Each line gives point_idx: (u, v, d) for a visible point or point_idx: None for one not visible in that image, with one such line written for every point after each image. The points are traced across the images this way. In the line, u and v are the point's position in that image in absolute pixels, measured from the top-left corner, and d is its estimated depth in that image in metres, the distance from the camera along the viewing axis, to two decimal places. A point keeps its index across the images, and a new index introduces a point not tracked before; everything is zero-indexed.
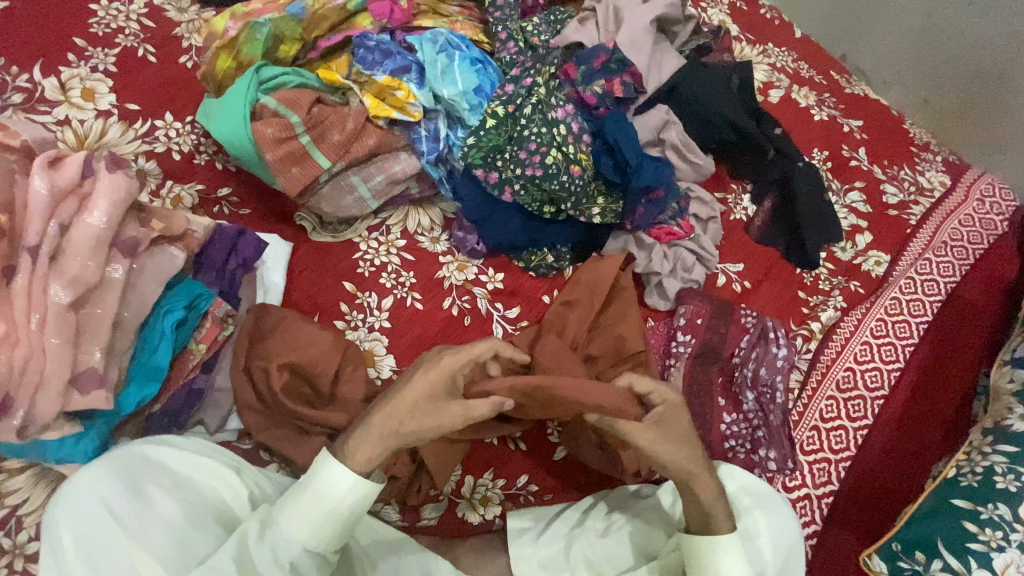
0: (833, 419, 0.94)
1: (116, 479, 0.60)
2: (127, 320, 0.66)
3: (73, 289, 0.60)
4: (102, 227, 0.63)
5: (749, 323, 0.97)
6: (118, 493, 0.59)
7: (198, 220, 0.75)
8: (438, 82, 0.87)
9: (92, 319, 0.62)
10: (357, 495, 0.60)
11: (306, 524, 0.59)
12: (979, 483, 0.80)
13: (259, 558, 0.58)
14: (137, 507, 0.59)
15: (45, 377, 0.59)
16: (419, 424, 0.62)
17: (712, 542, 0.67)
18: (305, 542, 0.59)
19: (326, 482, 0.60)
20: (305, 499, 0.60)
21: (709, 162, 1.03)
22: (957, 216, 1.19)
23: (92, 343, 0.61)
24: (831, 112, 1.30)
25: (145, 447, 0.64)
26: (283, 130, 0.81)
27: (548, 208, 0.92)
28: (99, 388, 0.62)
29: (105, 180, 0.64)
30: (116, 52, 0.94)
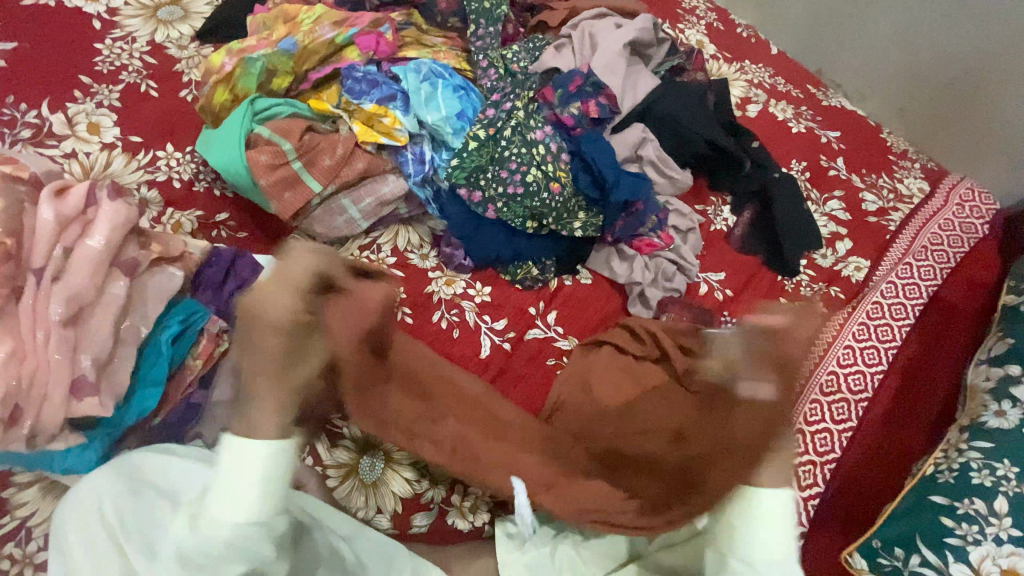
0: (834, 393, 1.00)
1: (111, 481, 0.62)
2: (128, 330, 0.69)
3: (70, 306, 0.63)
4: (101, 249, 0.66)
5: (729, 330, 1.02)
6: (120, 494, 0.61)
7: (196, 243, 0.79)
8: (422, 109, 0.92)
9: (89, 332, 0.65)
10: (268, 455, 0.57)
11: (229, 501, 0.55)
12: (956, 480, 0.80)
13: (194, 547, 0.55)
14: (136, 503, 0.61)
15: (48, 393, 0.62)
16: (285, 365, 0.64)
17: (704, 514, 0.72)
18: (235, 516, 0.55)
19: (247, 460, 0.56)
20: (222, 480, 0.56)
21: (685, 176, 1.09)
22: (936, 221, 1.23)
23: (86, 352, 0.64)
24: (809, 124, 1.35)
25: (140, 454, 0.67)
26: (278, 157, 0.85)
27: (531, 223, 0.95)
28: (94, 395, 0.64)
29: (107, 208, 0.68)
30: (120, 88, 1.01)
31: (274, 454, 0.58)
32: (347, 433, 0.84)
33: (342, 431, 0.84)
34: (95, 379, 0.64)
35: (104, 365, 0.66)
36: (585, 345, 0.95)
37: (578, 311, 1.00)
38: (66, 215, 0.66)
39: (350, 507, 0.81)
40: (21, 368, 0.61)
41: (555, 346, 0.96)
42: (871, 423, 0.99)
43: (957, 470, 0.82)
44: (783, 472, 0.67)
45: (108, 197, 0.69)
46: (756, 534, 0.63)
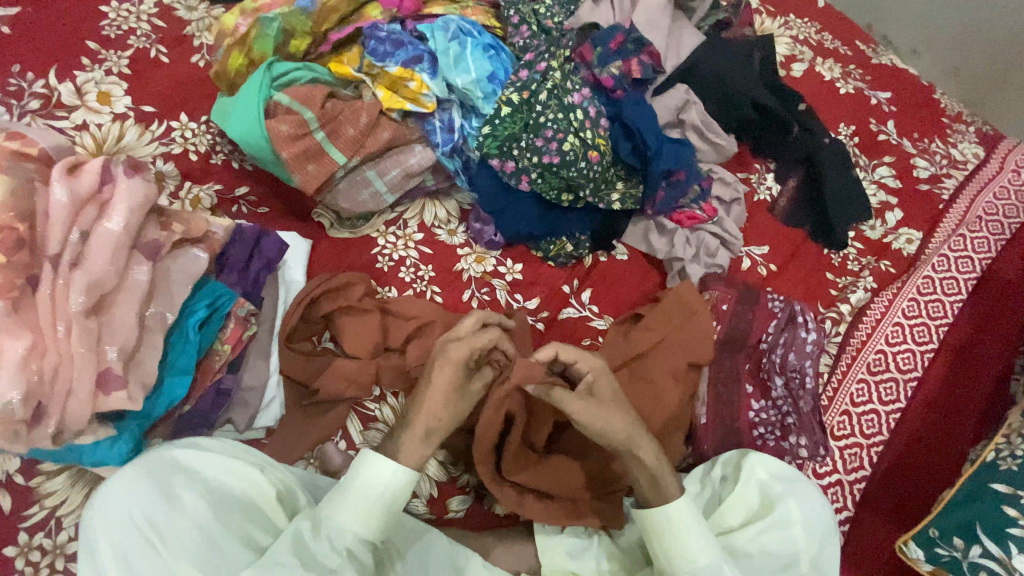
0: (882, 372, 0.95)
1: (148, 490, 0.56)
2: (152, 318, 0.65)
3: (91, 294, 0.59)
4: (121, 232, 0.62)
5: (776, 308, 0.93)
6: (153, 501, 0.56)
7: (218, 221, 0.75)
8: (451, 71, 0.84)
9: (110, 322, 0.61)
10: (398, 483, 0.63)
11: (357, 516, 0.62)
12: (1020, 467, 0.75)
13: (317, 551, 0.60)
14: (170, 512, 0.56)
15: (74, 387, 0.58)
16: (449, 406, 0.68)
17: (665, 522, 0.66)
18: (358, 531, 0.61)
19: (377, 485, 0.62)
20: (348, 500, 0.62)
21: (731, 142, 1.01)
22: (993, 188, 1.14)
23: (110, 343, 0.60)
24: (858, 84, 1.24)
25: (174, 449, 0.61)
26: (300, 126, 0.79)
27: (566, 196, 0.90)
28: (121, 388, 0.60)
29: (123, 185, 0.64)
30: (129, 54, 0.95)
31: (399, 477, 0.63)
32: (379, 415, 0.79)
33: (373, 413, 0.79)
34: (122, 371, 0.61)
35: (130, 356, 0.62)
36: (621, 322, 0.90)
37: (614, 288, 0.95)
38: (80, 195, 0.61)
39: None
40: (42, 364, 0.57)
41: (591, 326, 0.92)
42: (917, 412, 0.93)
43: (1021, 456, 0.76)
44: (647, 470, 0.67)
45: (125, 174, 0.64)
46: (677, 546, 0.65)
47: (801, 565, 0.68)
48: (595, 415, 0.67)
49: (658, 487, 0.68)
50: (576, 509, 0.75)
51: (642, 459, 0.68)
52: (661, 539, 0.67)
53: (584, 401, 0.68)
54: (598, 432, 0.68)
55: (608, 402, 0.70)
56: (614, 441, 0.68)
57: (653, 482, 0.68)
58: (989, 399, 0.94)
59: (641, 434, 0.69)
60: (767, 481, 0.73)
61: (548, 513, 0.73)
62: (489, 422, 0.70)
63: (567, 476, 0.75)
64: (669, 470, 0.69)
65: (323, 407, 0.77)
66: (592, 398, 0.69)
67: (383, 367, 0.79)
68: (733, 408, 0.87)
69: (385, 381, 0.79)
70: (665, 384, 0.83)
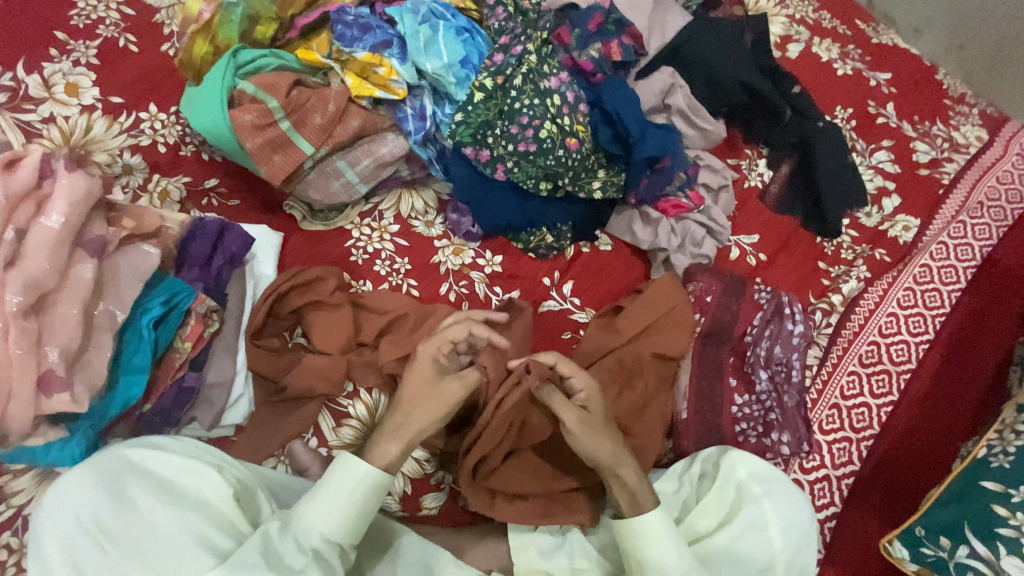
0: (874, 364, 0.92)
1: (95, 489, 0.55)
2: (101, 317, 0.64)
3: (28, 294, 0.59)
4: (59, 229, 0.61)
5: (762, 299, 0.90)
6: (102, 500, 0.54)
7: (172, 217, 0.75)
8: (421, 56, 0.81)
9: (54, 320, 0.61)
10: (370, 479, 0.62)
11: (328, 514, 0.60)
12: (1012, 464, 0.72)
13: (282, 549, 0.57)
14: (120, 512, 0.55)
15: (13, 391, 0.58)
16: (422, 407, 0.67)
17: (639, 532, 0.64)
18: (324, 529, 0.59)
19: (347, 480, 0.61)
20: (318, 496, 0.60)
21: (718, 127, 0.98)
22: (995, 173, 1.10)
23: (52, 343, 0.60)
24: (856, 65, 1.20)
25: (128, 448, 0.60)
26: (263, 117, 0.77)
27: (545, 185, 0.86)
28: (63, 390, 0.60)
29: (63, 181, 0.63)
30: (97, 44, 0.92)
31: (368, 481, 0.61)
32: (352, 412, 0.77)
33: (346, 409, 0.77)
34: (66, 372, 0.60)
35: (74, 357, 0.62)
36: (603, 315, 0.87)
37: (596, 279, 0.92)
38: (16, 192, 0.61)
39: None
40: None
41: (572, 319, 0.89)
42: (910, 405, 0.90)
43: (1014, 453, 0.73)
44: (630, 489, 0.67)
45: (64, 167, 0.64)
46: (652, 556, 0.64)
47: (777, 569, 0.66)
48: (587, 432, 0.67)
49: (636, 504, 0.66)
50: (549, 507, 0.73)
51: (623, 478, 0.67)
52: (637, 549, 0.65)
53: (580, 415, 0.67)
54: (583, 447, 0.67)
55: (597, 423, 0.68)
56: (600, 458, 0.67)
57: (632, 502, 0.66)
58: (986, 393, 0.91)
59: (626, 455, 0.68)
60: (746, 480, 0.71)
61: (520, 513, 0.73)
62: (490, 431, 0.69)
63: (543, 475, 0.74)
64: (646, 485, 0.68)
65: (295, 404, 0.76)
66: (586, 413, 0.68)
67: (354, 364, 0.78)
68: (716, 402, 0.84)
69: (358, 377, 0.77)
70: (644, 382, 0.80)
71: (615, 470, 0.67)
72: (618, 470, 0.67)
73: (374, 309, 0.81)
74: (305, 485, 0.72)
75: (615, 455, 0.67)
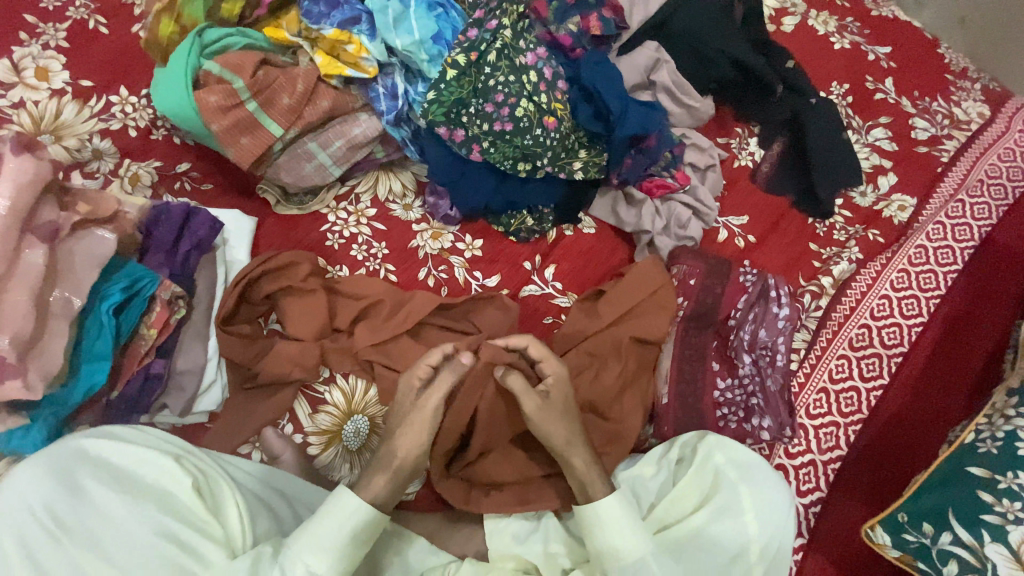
0: (864, 348, 0.90)
1: (50, 480, 0.55)
2: (56, 302, 0.64)
3: None
4: (8, 213, 0.60)
5: (748, 282, 0.88)
6: (58, 492, 0.54)
7: (132, 201, 0.74)
8: (390, 32, 0.78)
9: (5, 306, 0.59)
10: (365, 515, 0.61)
11: (322, 544, 0.58)
12: (999, 450, 0.70)
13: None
14: (77, 504, 0.54)
15: None
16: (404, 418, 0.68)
17: (597, 517, 0.64)
18: (311, 563, 0.57)
19: (345, 516, 0.60)
20: (311, 528, 0.59)
21: (705, 104, 0.95)
22: (996, 150, 1.06)
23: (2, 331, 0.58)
24: (854, 39, 1.15)
25: (82, 439, 0.59)
26: (229, 97, 0.75)
27: (523, 165, 0.83)
28: (16, 377, 0.59)
29: (12, 163, 0.62)
30: (67, 26, 0.89)
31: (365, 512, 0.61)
32: (328, 399, 0.76)
33: (323, 396, 0.76)
34: (19, 360, 0.59)
35: (29, 344, 0.60)
36: (585, 299, 0.85)
37: (579, 263, 0.90)
38: None
39: (334, 474, 0.75)
40: None
41: (553, 303, 0.87)
42: (900, 389, 0.88)
43: (1002, 439, 0.71)
44: (584, 474, 0.66)
45: (13, 150, 0.63)
46: (606, 542, 0.63)
47: (751, 554, 0.66)
48: (545, 417, 0.67)
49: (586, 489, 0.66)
50: (525, 495, 0.73)
51: (573, 464, 0.67)
52: (591, 535, 0.65)
53: (538, 402, 0.68)
54: (539, 431, 0.68)
55: (556, 407, 0.69)
56: (551, 442, 0.68)
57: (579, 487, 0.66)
58: (978, 376, 0.89)
59: (579, 443, 0.68)
60: (722, 466, 0.70)
61: (497, 504, 0.72)
62: (458, 409, 0.71)
63: (516, 462, 0.74)
64: (598, 474, 0.67)
65: (270, 389, 0.75)
66: (547, 400, 0.69)
67: (328, 349, 0.76)
68: (698, 386, 0.83)
69: (333, 364, 0.76)
70: (621, 368, 0.79)
71: (566, 456, 0.67)
72: (565, 455, 0.67)
73: (349, 294, 0.80)
74: (276, 473, 0.70)
75: (564, 442, 0.67)
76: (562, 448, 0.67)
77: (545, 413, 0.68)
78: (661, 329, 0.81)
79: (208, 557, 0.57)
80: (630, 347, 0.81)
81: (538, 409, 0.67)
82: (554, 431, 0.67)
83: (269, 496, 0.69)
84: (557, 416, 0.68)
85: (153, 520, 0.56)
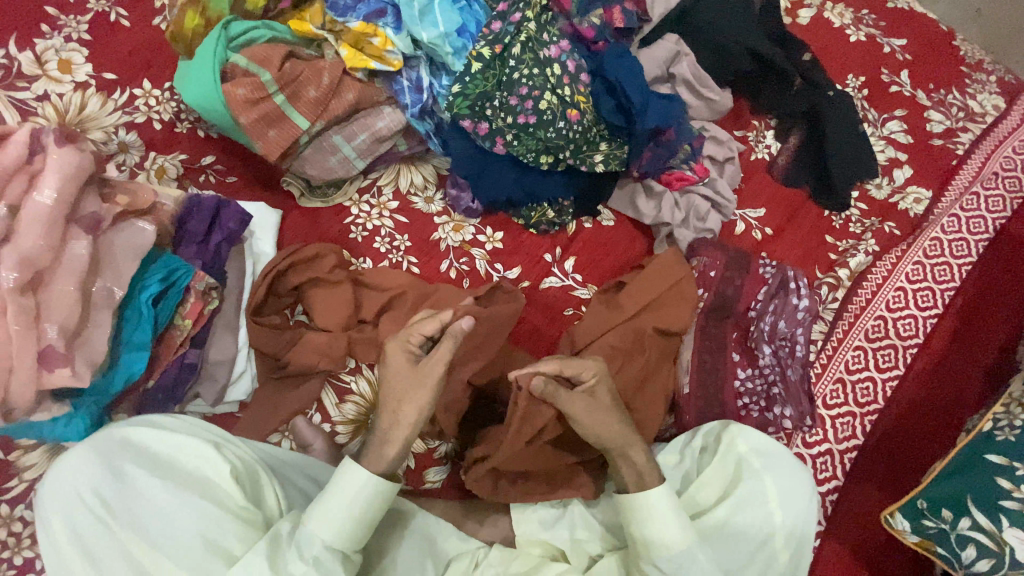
0: (880, 339, 0.91)
1: (95, 466, 0.56)
2: (99, 294, 0.65)
3: (25, 270, 0.59)
4: (52, 205, 0.61)
5: (767, 274, 0.89)
6: (102, 477, 0.55)
7: (168, 193, 0.74)
8: (416, 25, 0.79)
9: (51, 297, 0.61)
10: (373, 489, 0.60)
11: (329, 522, 0.58)
12: (1017, 438, 0.71)
13: (285, 556, 0.57)
14: (120, 489, 0.56)
15: (13, 363, 0.58)
16: (403, 394, 0.64)
17: (645, 504, 0.64)
18: (327, 538, 0.58)
19: (351, 488, 0.59)
20: (321, 505, 0.59)
21: (724, 97, 0.95)
22: (1010, 143, 1.07)
23: (51, 320, 0.60)
24: (870, 31, 1.15)
25: (124, 427, 0.60)
26: (257, 90, 0.75)
27: (545, 158, 0.84)
28: (64, 365, 0.60)
29: (54, 155, 0.63)
30: (88, 18, 0.89)
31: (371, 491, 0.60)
32: (355, 388, 0.77)
33: (349, 385, 0.77)
34: (65, 349, 0.61)
35: (74, 334, 0.62)
36: (605, 291, 0.86)
37: (599, 254, 0.91)
38: (8, 166, 0.61)
39: None
40: None
41: (573, 295, 0.88)
42: (915, 378, 0.89)
43: (1020, 426, 0.72)
44: (644, 464, 0.67)
45: (54, 143, 0.63)
46: (654, 532, 0.64)
47: (776, 541, 0.67)
48: (594, 416, 0.66)
49: (643, 478, 0.66)
50: (552, 483, 0.74)
51: (631, 459, 0.67)
52: (632, 523, 0.65)
53: (586, 402, 0.66)
54: (592, 432, 0.66)
55: (604, 404, 0.67)
56: (608, 440, 0.67)
57: (639, 478, 0.66)
58: (992, 367, 0.90)
59: (633, 436, 0.68)
60: (746, 455, 0.71)
61: (524, 492, 0.74)
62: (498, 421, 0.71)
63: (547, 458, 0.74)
64: (654, 463, 0.68)
65: (298, 381, 0.76)
66: (593, 398, 0.67)
67: (354, 340, 0.77)
68: (718, 376, 0.84)
69: (358, 353, 0.77)
70: (645, 359, 0.80)
71: (623, 450, 0.67)
72: (626, 451, 0.67)
73: (375, 286, 0.80)
74: (309, 461, 0.71)
75: (618, 436, 0.67)
76: (616, 443, 0.67)
77: (596, 411, 0.67)
78: (684, 318, 0.82)
79: (248, 541, 0.58)
80: (653, 337, 0.81)
81: (592, 407, 0.66)
82: (605, 428, 0.66)
83: (297, 478, 0.70)
84: (605, 413, 0.67)
85: (193, 505, 0.57)
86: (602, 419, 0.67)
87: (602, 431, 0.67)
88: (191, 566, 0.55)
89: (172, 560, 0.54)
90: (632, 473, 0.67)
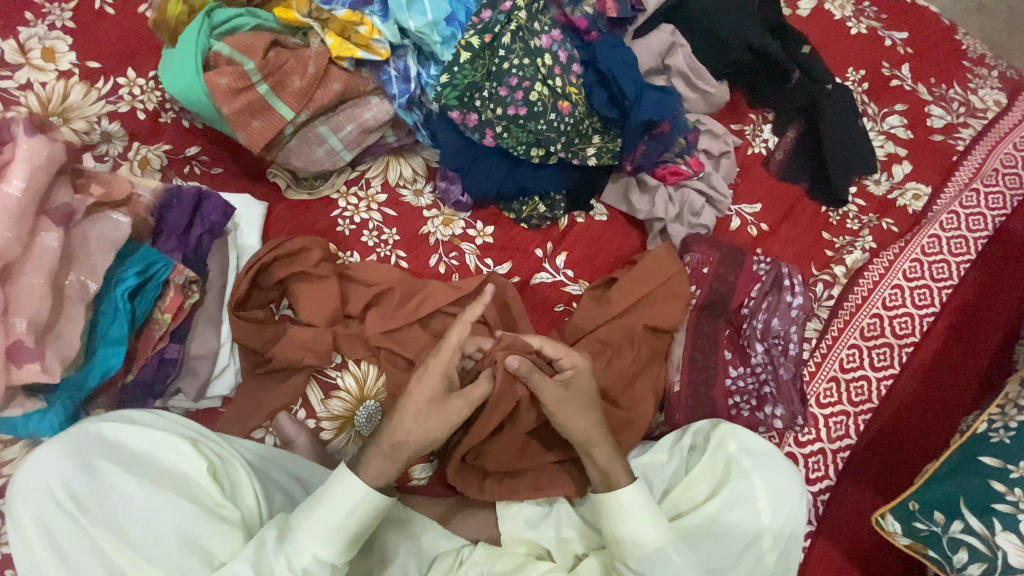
0: (876, 337, 0.89)
1: (69, 463, 0.55)
2: (72, 286, 0.64)
3: None
4: (22, 196, 0.59)
5: (761, 271, 0.87)
6: (76, 475, 0.54)
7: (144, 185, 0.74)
8: (403, 13, 0.77)
9: (22, 289, 0.59)
10: (367, 505, 0.60)
11: (319, 531, 0.57)
12: (1012, 440, 0.70)
13: (273, 565, 0.56)
14: (95, 487, 0.55)
15: None
16: (423, 425, 0.64)
17: (620, 505, 0.64)
18: (316, 551, 0.57)
19: (342, 495, 0.59)
20: (311, 513, 0.58)
21: (721, 90, 0.93)
22: (1011, 140, 1.05)
23: (19, 314, 0.58)
24: (871, 24, 1.13)
25: (100, 423, 0.59)
26: (239, 79, 0.73)
27: (535, 151, 0.82)
28: (33, 360, 0.59)
29: (24, 145, 0.61)
30: (72, 6, 0.87)
31: (366, 502, 0.59)
32: (341, 384, 0.76)
33: (335, 381, 0.76)
34: (36, 343, 0.59)
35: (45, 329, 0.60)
36: (596, 287, 0.85)
37: (591, 249, 0.89)
38: None
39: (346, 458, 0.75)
40: None
41: (564, 291, 0.87)
42: (910, 378, 0.88)
43: (1015, 428, 0.71)
44: (611, 465, 0.66)
45: (25, 132, 0.62)
46: (628, 531, 0.63)
47: (764, 541, 0.66)
48: (563, 408, 0.67)
49: (609, 478, 0.66)
50: (538, 481, 0.74)
51: (596, 459, 0.67)
52: (608, 521, 0.65)
53: (559, 391, 0.67)
54: (561, 423, 0.67)
55: (579, 398, 0.68)
56: (575, 436, 0.67)
57: (605, 475, 0.66)
58: (988, 367, 0.89)
59: (602, 437, 0.67)
60: (736, 455, 0.70)
61: (508, 490, 0.73)
62: (488, 418, 0.70)
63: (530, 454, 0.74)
64: (621, 464, 0.67)
65: (284, 376, 0.75)
66: (567, 390, 0.68)
67: (340, 335, 0.76)
68: (709, 374, 0.83)
69: (345, 350, 0.76)
70: (634, 357, 0.78)
71: (591, 447, 0.67)
72: (589, 448, 0.67)
73: (362, 281, 0.79)
74: (291, 458, 0.71)
75: (587, 433, 0.67)
76: (585, 439, 0.67)
77: (567, 406, 0.67)
78: (676, 317, 0.81)
79: (225, 540, 0.57)
80: (644, 335, 0.80)
81: (562, 399, 0.67)
82: (574, 421, 0.67)
83: (279, 476, 0.70)
84: (576, 408, 0.67)
85: (169, 502, 0.56)
86: (570, 413, 0.67)
87: (572, 425, 0.67)
88: (167, 564, 0.54)
89: (147, 559, 0.54)
90: (602, 474, 0.66)
